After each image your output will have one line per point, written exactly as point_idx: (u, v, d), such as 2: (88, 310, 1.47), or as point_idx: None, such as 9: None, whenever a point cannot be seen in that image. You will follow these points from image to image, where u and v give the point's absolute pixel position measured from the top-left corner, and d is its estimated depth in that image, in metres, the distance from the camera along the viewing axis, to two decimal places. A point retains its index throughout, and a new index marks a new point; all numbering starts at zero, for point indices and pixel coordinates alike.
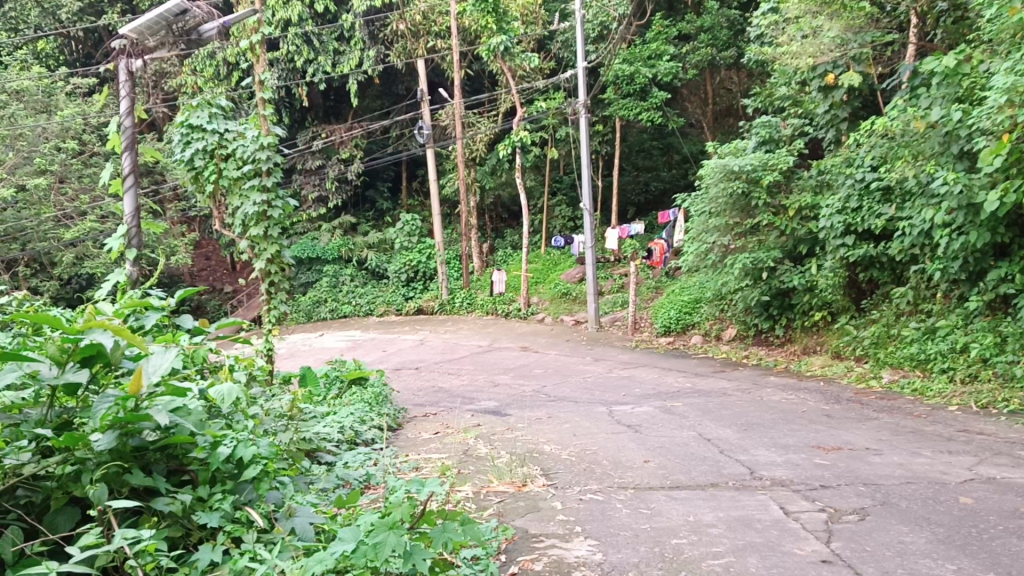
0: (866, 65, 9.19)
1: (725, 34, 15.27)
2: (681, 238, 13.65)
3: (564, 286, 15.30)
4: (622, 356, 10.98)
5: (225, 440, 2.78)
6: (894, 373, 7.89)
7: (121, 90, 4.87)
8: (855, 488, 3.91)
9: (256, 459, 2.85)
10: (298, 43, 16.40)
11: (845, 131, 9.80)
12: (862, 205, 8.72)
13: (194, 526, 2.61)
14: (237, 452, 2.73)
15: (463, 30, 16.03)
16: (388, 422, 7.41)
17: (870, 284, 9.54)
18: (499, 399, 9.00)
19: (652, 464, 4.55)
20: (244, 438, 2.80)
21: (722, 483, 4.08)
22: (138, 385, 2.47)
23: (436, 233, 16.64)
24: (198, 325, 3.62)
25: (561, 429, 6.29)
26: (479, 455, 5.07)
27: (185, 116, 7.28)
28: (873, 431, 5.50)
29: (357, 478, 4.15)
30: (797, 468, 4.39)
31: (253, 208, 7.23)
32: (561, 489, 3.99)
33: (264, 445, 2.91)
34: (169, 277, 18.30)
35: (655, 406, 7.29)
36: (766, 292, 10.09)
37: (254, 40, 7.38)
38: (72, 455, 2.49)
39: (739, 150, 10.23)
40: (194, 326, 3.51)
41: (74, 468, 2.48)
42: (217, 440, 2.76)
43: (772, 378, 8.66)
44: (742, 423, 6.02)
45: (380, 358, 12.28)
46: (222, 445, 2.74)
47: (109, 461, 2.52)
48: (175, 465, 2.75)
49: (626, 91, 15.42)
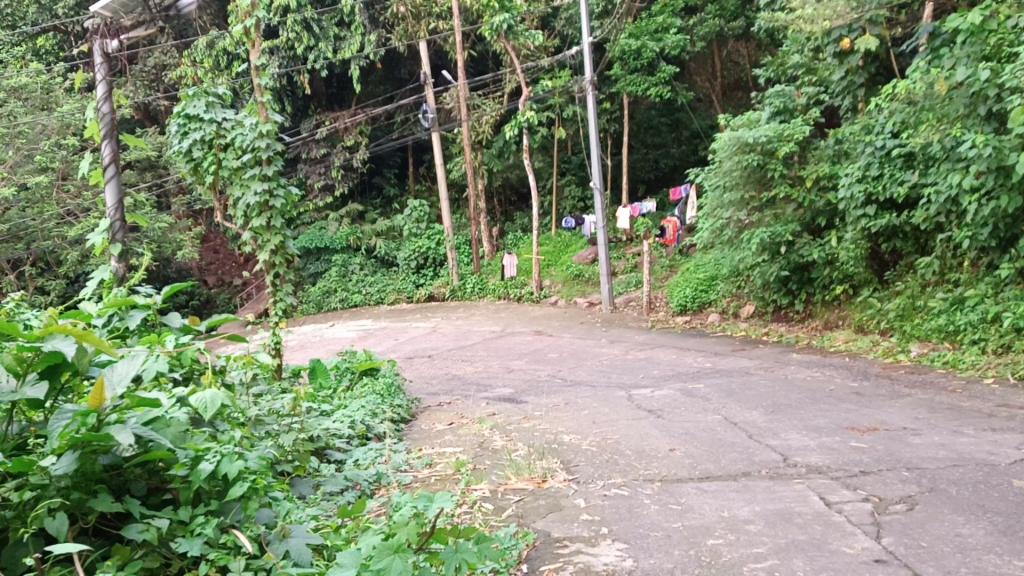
0: (883, 28, 8.87)
1: (733, 3, 14.89)
2: (694, 215, 13.35)
3: (576, 268, 15.04)
4: (638, 337, 10.73)
5: (207, 454, 2.57)
6: (922, 346, 7.62)
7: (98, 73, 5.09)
8: (899, 474, 3.67)
9: (244, 474, 2.63)
10: (298, 30, 16.07)
11: (863, 97, 9.43)
12: (883, 172, 8.40)
13: (175, 553, 2.39)
14: (220, 469, 2.51)
15: (464, 9, 15.71)
16: (402, 414, 7.21)
17: (893, 255, 9.25)
18: (514, 385, 8.78)
19: (677, 453, 4.33)
20: (228, 452, 2.57)
21: (754, 472, 3.85)
22: (99, 399, 2.31)
23: (444, 218, 16.40)
24: (187, 323, 3.44)
25: (580, 416, 6.06)
26: (495, 448, 4.86)
27: (181, 105, 7.09)
28: (908, 409, 5.24)
29: (367, 479, 3.99)
30: (833, 452, 4.15)
31: (254, 199, 7.00)
32: (583, 484, 3.77)
33: (253, 457, 2.68)
34: (177, 272, 18.15)
35: (676, 389, 7.04)
36: (785, 267, 9.84)
37: (248, 25, 7.11)
38: (30, 481, 2.29)
39: (752, 122, 9.91)
40: (182, 325, 3.33)
41: (34, 495, 2.28)
42: (198, 454, 2.55)
43: (795, 355, 8.40)
44: (768, 405, 5.77)
45: (391, 348, 12.07)
46: (203, 461, 2.52)
47: (71, 486, 2.32)
48: (156, 483, 2.55)
49: (633, 67, 15.05)
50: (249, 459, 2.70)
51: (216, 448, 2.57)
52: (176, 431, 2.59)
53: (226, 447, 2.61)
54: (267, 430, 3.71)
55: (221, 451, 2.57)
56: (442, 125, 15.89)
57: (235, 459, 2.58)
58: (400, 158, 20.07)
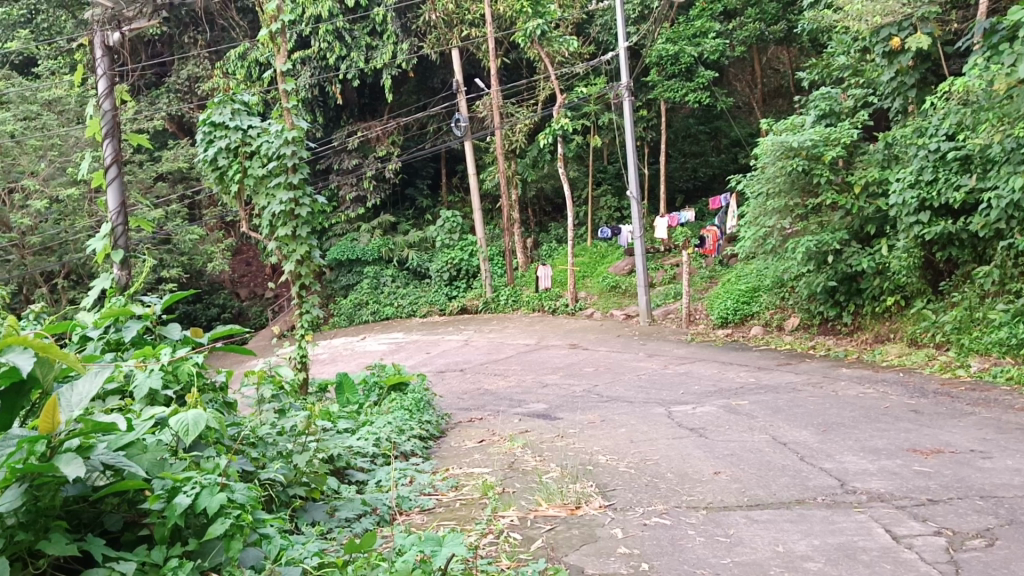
0: (934, 25, 8.44)
1: (773, 7, 14.55)
2: (735, 225, 12.96)
3: (613, 279, 14.69)
4: (677, 351, 10.34)
5: (187, 485, 2.33)
6: (983, 361, 7.17)
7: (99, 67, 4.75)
8: (973, 503, 3.30)
9: (229, 508, 2.37)
10: (330, 40, 16.14)
11: (914, 99, 8.98)
12: (937, 177, 7.94)
13: None
14: (198, 503, 2.26)
15: (497, 17, 15.53)
16: (431, 429, 6.93)
17: (949, 264, 8.76)
18: (548, 400, 8.46)
19: (723, 476, 3.99)
20: (209, 484, 2.33)
21: (810, 499, 3.49)
22: (49, 420, 2.09)
23: (478, 229, 16.15)
24: (188, 335, 3.21)
25: (617, 434, 5.73)
26: (527, 469, 4.56)
27: (208, 115, 7.65)
28: (975, 429, 4.83)
29: (387, 503, 3.70)
30: (896, 477, 3.77)
31: (279, 207, 7.49)
32: (620, 511, 3.44)
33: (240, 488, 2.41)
34: (211, 285, 18.20)
35: (719, 405, 6.67)
36: (832, 277, 9.43)
37: (274, 29, 6.91)
38: None
39: (795, 126, 9.50)
40: (181, 337, 3.13)
41: None
42: (176, 485, 2.32)
43: (844, 370, 7.97)
44: (820, 423, 5.39)
45: (423, 361, 11.83)
46: (179, 494, 2.27)
47: (25, 523, 2.06)
48: (135, 515, 2.34)
49: (670, 72, 14.64)
50: (238, 490, 2.46)
51: (197, 479, 2.34)
52: (153, 459, 2.37)
53: (208, 478, 2.36)
54: (278, 448, 3.47)
55: (202, 482, 2.33)
56: (475, 134, 15.70)
57: (218, 491, 2.33)
58: (434, 169, 19.94)
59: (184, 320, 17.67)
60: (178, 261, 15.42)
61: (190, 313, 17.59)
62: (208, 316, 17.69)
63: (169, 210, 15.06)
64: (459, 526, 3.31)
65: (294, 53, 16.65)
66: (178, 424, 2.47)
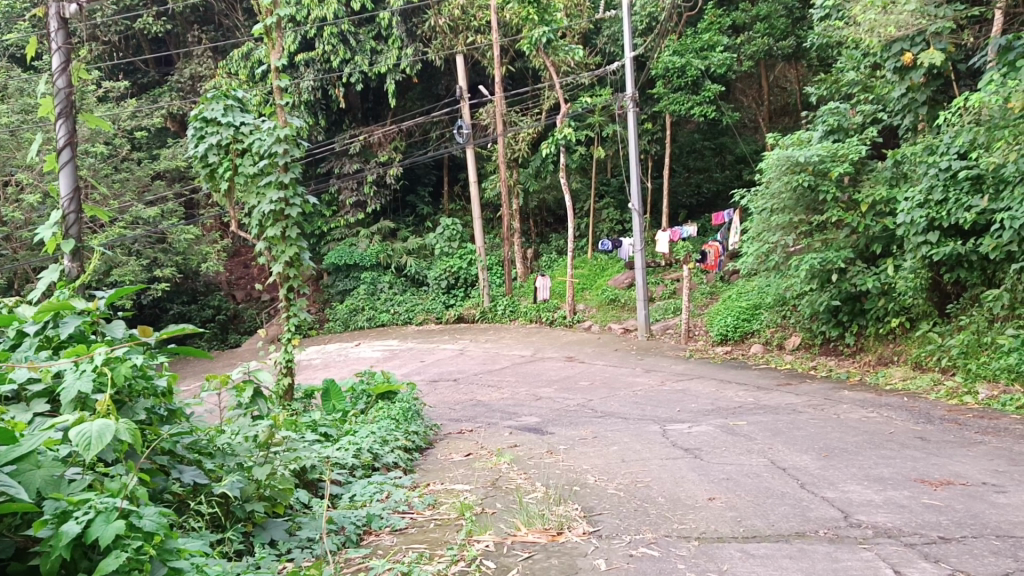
0: (948, 42, 8.21)
1: (782, 22, 14.35)
2: (737, 240, 12.76)
3: (612, 292, 14.45)
4: (675, 367, 10.09)
5: (80, 509, 2.11)
6: (991, 388, 6.90)
7: (53, 41, 3.90)
8: (988, 543, 3.05)
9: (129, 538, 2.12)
10: (334, 42, 15.93)
11: (925, 118, 8.72)
12: (947, 197, 7.68)
13: None
14: (90, 532, 2.03)
15: (503, 24, 15.37)
16: (417, 441, 6.66)
17: (957, 287, 8.52)
18: (541, 414, 8.20)
19: (717, 503, 3.74)
20: (106, 509, 2.09)
21: (811, 532, 3.23)
22: None
23: (477, 238, 15.92)
24: (132, 334, 3.01)
25: (608, 453, 5.47)
26: (508, 488, 4.32)
27: (199, 109, 7.57)
28: (985, 460, 4.58)
29: (353, 521, 3.45)
30: (904, 510, 3.52)
31: (269, 207, 7.33)
32: (605, 539, 3.18)
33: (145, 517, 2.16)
34: (206, 286, 18.04)
35: (716, 425, 6.41)
36: (836, 297, 9.20)
37: (269, 23, 6.69)
38: None
39: (803, 141, 9.29)
40: (121, 337, 2.93)
41: None
42: (69, 509, 2.10)
43: (847, 392, 7.71)
44: (822, 448, 5.14)
45: (415, 370, 11.58)
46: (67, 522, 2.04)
47: None
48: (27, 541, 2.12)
49: (676, 85, 14.44)
50: (148, 516, 2.21)
51: (92, 503, 2.11)
52: (47, 477, 2.16)
53: (106, 501, 2.13)
54: (238, 460, 3.22)
55: (97, 507, 2.10)
56: (476, 142, 15.50)
57: (116, 517, 2.09)
58: (435, 176, 19.75)
59: (177, 320, 17.45)
60: (171, 260, 15.26)
61: (184, 314, 17.38)
62: (202, 317, 17.49)
63: (165, 208, 14.86)
64: (429, 551, 3.06)
65: (297, 55, 16.48)
66: (80, 437, 2.22)
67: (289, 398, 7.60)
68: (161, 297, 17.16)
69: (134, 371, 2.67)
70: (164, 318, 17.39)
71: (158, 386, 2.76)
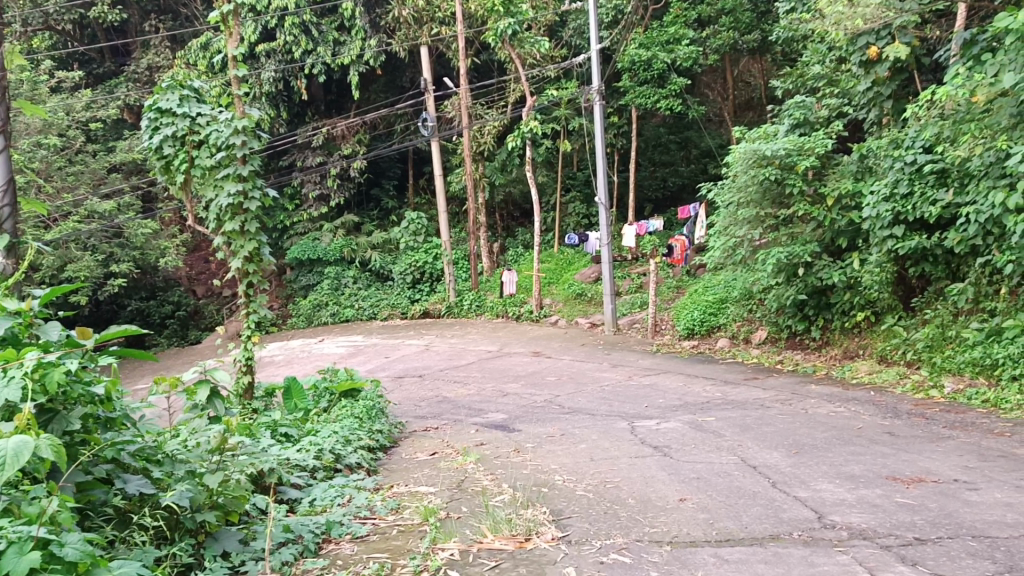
0: (913, 36, 8.22)
1: (747, 16, 14.34)
2: (703, 235, 12.75)
3: (578, 287, 14.38)
4: (641, 362, 10.04)
5: None
6: (957, 381, 6.92)
7: None
8: (965, 544, 3.00)
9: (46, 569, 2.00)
10: (296, 33, 15.61)
11: (890, 110, 8.77)
12: (912, 191, 7.69)
13: None
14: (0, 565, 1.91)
15: (468, 15, 15.18)
16: (381, 440, 6.51)
17: (921, 280, 8.55)
18: (507, 410, 8.08)
19: (688, 505, 3.65)
20: (19, 540, 1.97)
21: (786, 535, 3.16)
22: None
23: (443, 232, 15.75)
24: (68, 337, 2.84)
25: (576, 451, 5.38)
26: (475, 489, 4.20)
27: (154, 99, 7.32)
28: (955, 455, 4.56)
29: (311, 530, 3.30)
30: (878, 510, 3.47)
31: (227, 200, 7.12)
32: (575, 544, 3.08)
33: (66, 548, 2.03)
34: (166, 281, 17.67)
35: (684, 421, 6.35)
36: (802, 290, 9.20)
37: (225, 10, 6.47)
38: None
39: (769, 135, 9.26)
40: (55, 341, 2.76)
41: None
42: None
43: (814, 386, 7.71)
44: (791, 445, 5.10)
45: (380, 366, 11.40)
46: None
47: None
48: None
49: (642, 78, 14.38)
50: (72, 545, 2.08)
51: (5, 533, 1.99)
52: None
53: (22, 530, 2.01)
54: (188, 467, 3.05)
55: (11, 537, 1.98)
56: (441, 135, 15.31)
57: (31, 548, 1.98)
58: (400, 169, 19.52)
59: (135, 317, 17.06)
60: (128, 255, 14.92)
61: (142, 310, 16.99)
62: (161, 313, 17.10)
63: (121, 201, 14.48)
64: (391, 561, 2.93)
65: (258, 45, 16.15)
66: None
67: (249, 397, 7.40)
68: (118, 292, 16.76)
69: (69, 375, 2.50)
70: (122, 314, 16.98)
71: (97, 392, 2.59)
